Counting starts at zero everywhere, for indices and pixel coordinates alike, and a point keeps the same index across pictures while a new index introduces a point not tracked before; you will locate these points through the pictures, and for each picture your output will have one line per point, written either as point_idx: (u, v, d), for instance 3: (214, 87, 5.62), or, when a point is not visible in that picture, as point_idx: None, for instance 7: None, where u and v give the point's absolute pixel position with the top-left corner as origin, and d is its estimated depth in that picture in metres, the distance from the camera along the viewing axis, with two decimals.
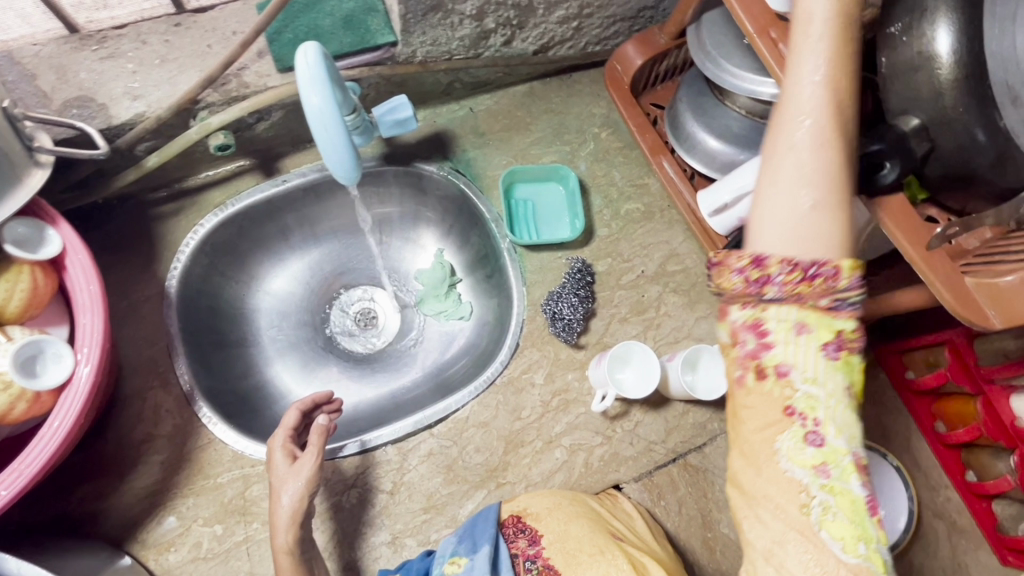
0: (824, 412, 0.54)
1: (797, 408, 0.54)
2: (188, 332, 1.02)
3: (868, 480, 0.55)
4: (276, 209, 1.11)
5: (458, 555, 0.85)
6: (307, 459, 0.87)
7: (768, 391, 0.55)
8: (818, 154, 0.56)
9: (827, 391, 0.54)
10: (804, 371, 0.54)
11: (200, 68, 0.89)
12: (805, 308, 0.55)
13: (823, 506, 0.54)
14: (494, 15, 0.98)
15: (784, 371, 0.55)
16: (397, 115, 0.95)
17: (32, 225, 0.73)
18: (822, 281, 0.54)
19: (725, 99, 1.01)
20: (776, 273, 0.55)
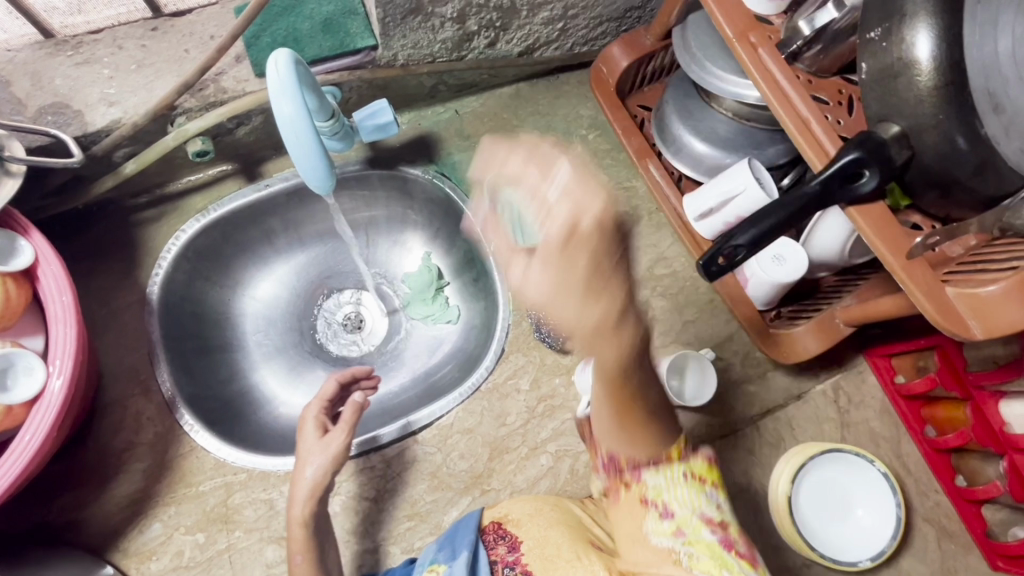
0: (668, 499, 0.78)
1: (650, 496, 0.79)
2: (170, 339, 1.01)
3: (720, 529, 0.78)
4: (259, 215, 1.10)
5: (437, 563, 0.85)
6: (335, 435, 0.89)
7: (631, 499, 0.80)
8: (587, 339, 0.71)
9: (670, 485, 0.79)
10: (653, 479, 0.79)
11: (177, 73, 0.88)
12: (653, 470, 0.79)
13: (688, 555, 0.76)
14: (477, 17, 0.96)
15: (636, 479, 0.80)
16: (377, 120, 0.93)
17: (5, 236, 0.73)
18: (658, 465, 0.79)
19: (711, 102, 1.00)
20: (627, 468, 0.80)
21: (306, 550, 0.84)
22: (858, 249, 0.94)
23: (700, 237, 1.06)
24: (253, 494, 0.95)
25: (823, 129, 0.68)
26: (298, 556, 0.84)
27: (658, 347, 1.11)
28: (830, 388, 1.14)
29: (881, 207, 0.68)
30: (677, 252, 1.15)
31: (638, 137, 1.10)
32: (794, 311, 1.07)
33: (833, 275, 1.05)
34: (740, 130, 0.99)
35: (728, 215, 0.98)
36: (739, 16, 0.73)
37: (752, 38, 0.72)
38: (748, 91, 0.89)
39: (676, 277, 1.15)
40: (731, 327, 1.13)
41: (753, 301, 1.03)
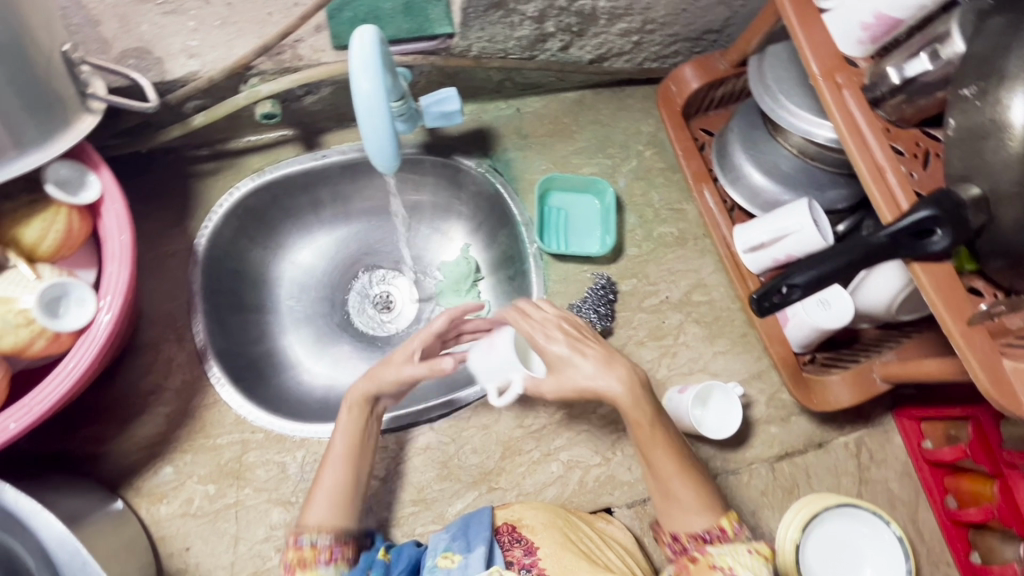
0: (732, 561, 0.80)
1: (717, 563, 0.81)
2: (210, 291, 1.03)
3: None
4: (311, 183, 1.12)
5: (451, 550, 0.85)
6: (410, 365, 0.92)
7: (700, 567, 0.81)
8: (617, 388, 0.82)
9: (734, 551, 0.81)
10: (718, 548, 0.82)
11: (259, 35, 0.90)
12: (710, 541, 0.83)
13: None
14: (556, 19, 0.96)
15: (702, 549, 0.83)
16: (443, 107, 0.94)
17: (75, 169, 0.74)
18: (715, 538, 0.83)
19: (777, 135, 0.98)
20: (687, 542, 0.85)
21: (355, 429, 0.92)
22: (907, 306, 0.91)
23: (745, 269, 1.04)
24: (268, 454, 0.97)
25: (897, 177, 0.67)
26: (341, 434, 0.91)
27: (685, 373, 1.10)
28: (853, 442, 1.11)
29: (947, 267, 0.66)
30: (717, 280, 1.14)
31: (698, 161, 1.10)
32: (831, 357, 1.05)
33: (874, 327, 1.04)
34: (803, 168, 0.98)
35: (777, 251, 0.97)
36: (828, 54, 0.71)
37: (837, 78, 0.71)
38: (818, 129, 0.88)
39: (713, 305, 1.13)
40: (761, 365, 1.12)
41: (790, 342, 1.02)
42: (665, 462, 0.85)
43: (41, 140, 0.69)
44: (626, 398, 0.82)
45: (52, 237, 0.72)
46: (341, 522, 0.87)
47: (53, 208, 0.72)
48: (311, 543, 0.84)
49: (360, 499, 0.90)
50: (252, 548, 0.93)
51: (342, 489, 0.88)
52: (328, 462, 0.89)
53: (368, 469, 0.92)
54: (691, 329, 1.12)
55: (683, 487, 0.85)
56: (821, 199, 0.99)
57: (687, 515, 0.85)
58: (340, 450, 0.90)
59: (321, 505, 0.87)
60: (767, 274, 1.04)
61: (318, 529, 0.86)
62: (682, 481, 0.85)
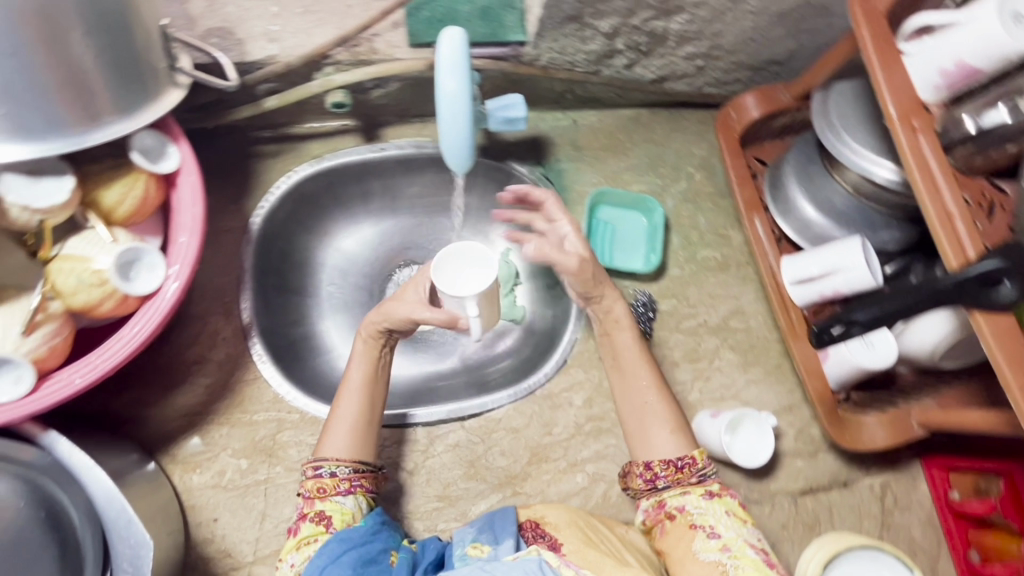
0: (713, 521, 0.85)
1: (697, 522, 0.85)
2: (258, 269, 1.05)
3: (763, 550, 0.82)
4: (366, 174, 1.14)
5: (479, 542, 0.86)
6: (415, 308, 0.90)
7: (678, 525, 0.86)
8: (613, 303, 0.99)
9: (714, 512, 0.86)
10: (697, 507, 0.86)
11: (338, 26, 0.92)
12: (685, 485, 0.88)
13: (734, 565, 0.79)
14: (627, 37, 0.98)
15: (681, 509, 0.87)
16: (508, 113, 0.95)
17: (158, 139, 0.76)
18: (687, 468, 0.89)
19: (833, 171, 0.98)
20: (660, 470, 0.89)
21: (370, 360, 0.93)
22: (951, 353, 0.92)
23: (789, 300, 1.04)
24: (301, 436, 0.98)
25: (966, 226, 0.67)
26: (357, 363, 0.93)
27: (716, 398, 1.10)
28: (878, 485, 1.11)
29: (1012, 319, 0.65)
30: (756, 308, 1.15)
31: (750, 190, 1.10)
32: (865, 398, 1.04)
33: (910, 372, 1.04)
34: (857, 206, 0.98)
35: (825, 286, 0.97)
36: (906, 97, 0.72)
37: (913, 121, 0.71)
38: (877, 168, 0.89)
39: (750, 333, 1.13)
40: (793, 397, 1.12)
41: (828, 378, 1.01)
42: (643, 377, 0.95)
43: (132, 108, 0.71)
44: (621, 312, 0.98)
45: (129, 203, 0.74)
46: (358, 452, 0.88)
47: (133, 175, 0.74)
48: (331, 473, 0.85)
49: (376, 430, 0.91)
50: (278, 526, 0.94)
51: (357, 420, 0.89)
52: (346, 391, 0.91)
53: (381, 401, 0.93)
54: (726, 355, 1.12)
55: (659, 403, 0.93)
56: (872, 239, 1.00)
57: (662, 438, 0.91)
58: (356, 380, 0.92)
59: (339, 437, 0.88)
60: (811, 308, 1.04)
61: (337, 458, 0.87)
62: (658, 397, 0.94)
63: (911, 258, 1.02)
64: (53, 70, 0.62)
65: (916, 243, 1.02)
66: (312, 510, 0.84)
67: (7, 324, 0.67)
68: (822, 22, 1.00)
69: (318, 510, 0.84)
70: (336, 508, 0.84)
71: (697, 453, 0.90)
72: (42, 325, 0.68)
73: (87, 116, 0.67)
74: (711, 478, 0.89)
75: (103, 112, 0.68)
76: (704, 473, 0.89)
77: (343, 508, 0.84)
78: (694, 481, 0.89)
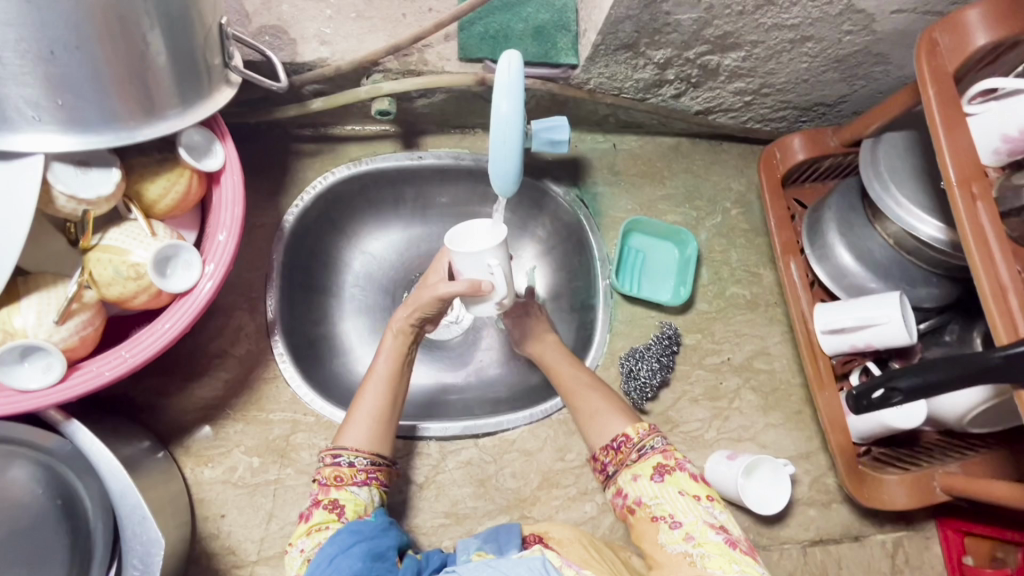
0: (672, 508, 0.81)
1: (657, 513, 0.82)
2: (286, 268, 1.05)
3: (725, 529, 0.79)
4: (400, 180, 1.13)
5: (484, 550, 0.84)
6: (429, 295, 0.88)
7: (641, 519, 0.83)
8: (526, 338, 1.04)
9: (668, 496, 0.82)
10: (652, 496, 0.83)
11: (390, 34, 0.92)
12: (630, 467, 0.86)
13: (701, 555, 0.77)
14: (678, 69, 0.96)
15: (637, 500, 0.84)
16: (553, 135, 0.94)
17: (206, 136, 0.76)
18: (623, 447, 0.88)
19: (875, 222, 0.96)
20: (606, 458, 0.89)
21: (397, 356, 0.93)
22: (979, 419, 0.90)
23: (818, 348, 1.02)
24: (314, 439, 0.98)
25: (1019, 300, 0.65)
26: (383, 357, 0.93)
27: (733, 439, 1.08)
28: (891, 542, 1.08)
29: None
30: (782, 351, 1.13)
31: (789, 233, 1.08)
32: (887, 454, 1.02)
33: (935, 432, 1.02)
34: (897, 260, 0.96)
35: (857, 338, 0.97)
36: (968, 161, 0.70)
37: (973, 188, 0.69)
38: (921, 225, 0.86)
39: (773, 376, 1.12)
40: (812, 445, 1.10)
41: (851, 430, 1.00)
42: (565, 370, 0.99)
43: (184, 105, 0.72)
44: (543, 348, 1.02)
45: (171, 197, 0.74)
46: (377, 445, 0.88)
47: (178, 170, 0.74)
48: (350, 463, 0.86)
49: (395, 425, 0.91)
50: (284, 528, 0.94)
51: (380, 413, 0.89)
52: (369, 384, 0.92)
53: (403, 397, 0.94)
54: (747, 396, 1.10)
55: (598, 396, 0.95)
56: (910, 294, 0.98)
57: (607, 426, 0.91)
58: (381, 374, 0.92)
59: (360, 429, 0.88)
60: (840, 358, 1.03)
61: (356, 449, 0.87)
62: (585, 389, 0.96)
63: (950, 315, 1.01)
64: (115, 65, 0.62)
65: (955, 302, 1.01)
66: (327, 498, 0.83)
67: (42, 310, 0.67)
68: (878, 70, 0.98)
69: (332, 499, 0.83)
70: (350, 498, 0.84)
71: (631, 430, 0.89)
72: (76, 313, 0.68)
73: (140, 111, 0.68)
74: (654, 450, 0.87)
75: (156, 107, 0.69)
76: (644, 446, 0.87)
77: (357, 499, 0.84)
78: (638, 458, 0.86)
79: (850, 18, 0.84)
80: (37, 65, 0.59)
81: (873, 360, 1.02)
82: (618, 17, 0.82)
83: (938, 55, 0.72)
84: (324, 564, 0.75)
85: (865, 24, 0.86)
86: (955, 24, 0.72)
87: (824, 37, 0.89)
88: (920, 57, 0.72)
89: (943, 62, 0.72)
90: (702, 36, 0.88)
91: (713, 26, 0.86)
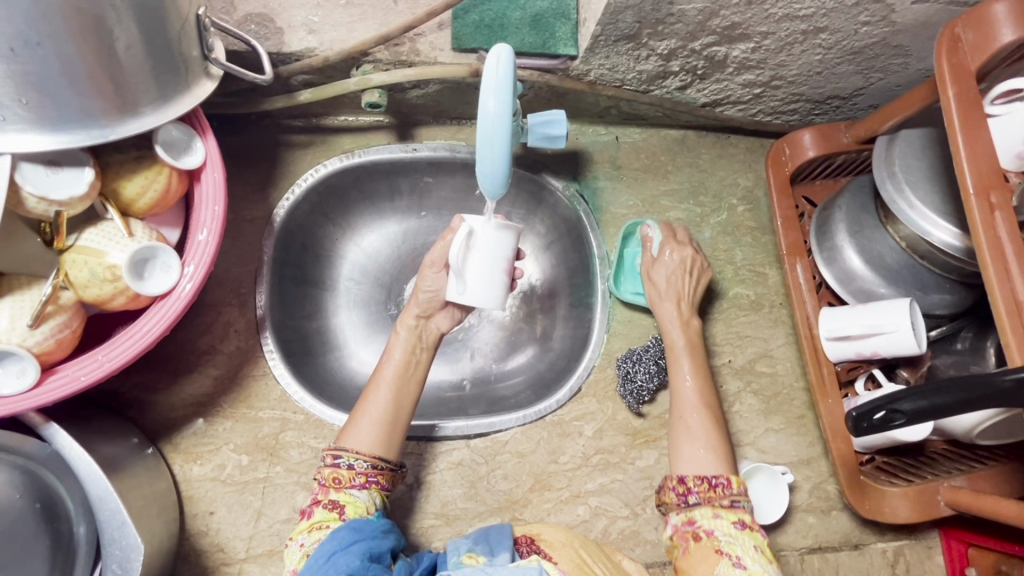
0: (740, 551, 0.77)
1: (724, 549, 0.77)
2: (277, 263, 1.03)
3: None
4: (394, 172, 1.10)
5: (475, 552, 0.82)
6: (431, 270, 0.92)
7: (703, 548, 0.78)
8: (671, 320, 0.98)
9: (743, 543, 0.78)
10: (726, 534, 0.79)
11: (381, 22, 0.88)
12: (717, 506, 0.81)
13: None
14: (683, 60, 0.92)
15: (709, 532, 0.79)
16: (550, 130, 0.91)
17: (186, 132, 0.74)
18: (722, 487, 0.82)
19: (887, 224, 0.91)
20: (693, 485, 0.83)
21: (405, 354, 0.91)
22: (990, 432, 0.86)
23: (822, 355, 0.99)
24: (304, 437, 0.97)
25: None
26: (396, 353, 0.91)
27: (733, 443, 1.05)
28: (891, 550, 1.04)
29: None
30: (785, 354, 1.09)
31: (796, 233, 1.04)
32: (890, 464, 0.98)
33: (942, 441, 0.98)
34: (908, 264, 0.92)
35: (864, 346, 0.93)
36: (987, 169, 0.66)
37: (992, 197, 0.65)
38: (935, 230, 0.81)
39: (775, 379, 1.08)
40: (813, 451, 1.06)
41: (853, 440, 0.97)
42: (690, 381, 0.94)
43: (162, 101, 0.69)
44: (677, 323, 0.98)
45: (150, 195, 0.72)
46: (379, 449, 0.84)
47: (156, 168, 0.72)
48: (349, 464, 0.82)
49: (402, 430, 0.87)
50: (272, 526, 0.93)
51: (385, 415, 0.86)
52: (376, 384, 0.88)
53: (413, 402, 0.89)
54: (748, 400, 1.07)
55: (701, 425, 0.89)
56: (921, 301, 0.94)
57: (698, 454, 0.86)
58: (389, 373, 0.89)
59: (364, 430, 0.84)
60: (845, 365, 1.00)
61: (357, 450, 0.83)
62: (698, 416, 0.90)
63: (963, 322, 0.97)
64: (83, 61, 0.59)
65: (968, 309, 0.97)
66: (326, 498, 0.80)
67: (15, 314, 0.66)
68: (896, 63, 0.93)
69: (332, 498, 0.80)
70: (350, 502, 0.80)
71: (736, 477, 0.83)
72: (52, 316, 0.67)
73: (114, 108, 0.65)
74: (744, 505, 0.82)
75: (130, 104, 0.66)
76: (736, 497, 0.82)
77: (356, 501, 0.81)
78: (727, 505, 0.81)
79: (867, 8, 0.79)
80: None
81: (879, 368, 0.98)
82: (618, 6, 0.78)
83: (960, 52, 0.68)
84: (321, 561, 0.72)
85: (882, 15, 0.81)
86: (979, 19, 0.67)
87: (838, 28, 0.84)
88: (940, 53, 0.68)
89: (964, 60, 0.67)
90: (708, 27, 0.83)
91: (720, 17, 0.81)
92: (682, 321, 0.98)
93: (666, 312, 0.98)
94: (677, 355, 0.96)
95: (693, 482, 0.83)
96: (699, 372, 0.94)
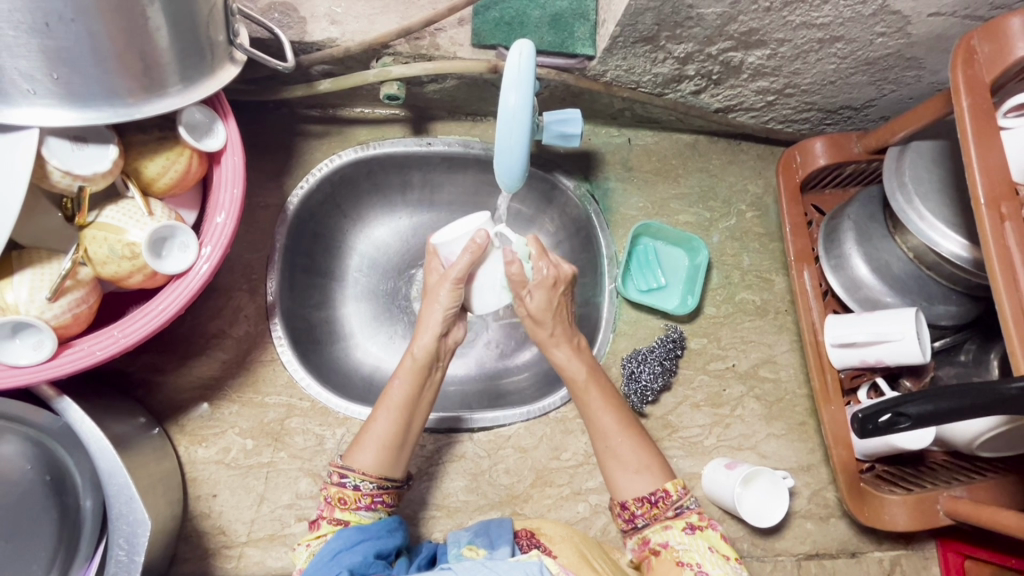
0: (699, 558, 0.78)
1: (683, 558, 0.78)
2: (288, 251, 1.03)
3: None
4: (407, 165, 1.11)
5: (475, 544, 0.82)
6: (445, 287, 0.85)
7: (664, 561, 0.79)
8: (569, 363, 0.89)
9: (698, 548, 0.79)
10: (681, 543, 0.80)
11: (402, 15, 0.90)
12: (664, 520, 0.82)
13: None
14: (699, 64, 0.93)
15: (664, 543, 0.80)
16: (565, 128, 0.92)
17: (208, 115, 0.75)
18: (662, 502, 0.82)
19: (896, 234, 0.93)
20: (636, 509, 0.82)
21: (414, 379, 0.85)
22: (991, 443, 0.87)
23: (826, 361, 0.99)
24: (309, 424, 0.98)
25: None
26: (401, 379, 0.85)
27: (734, 447, 1.06)
28: (888, 560, 1.05)
29: None
30: (789, 360, 1.10)
31: (804, 240, 1.04)
32: (890, 472, 0.99)
33: (942, 452, 1.00)
34: (915, 274, 0.93)
35: (868, 353, 0.94)
36: (998, 178, 0.66)
37: (1003, 208, 0.65)
38: (943, 240, 0.82)
39: (778, 384, 1.09)
40: (813, 458, 1.07)
41: (853, 447, 0.97)
42: (607, 414, 0.87)
43: (186, 82, 0.70)
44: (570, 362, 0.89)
45: (170, 175, 0.73)
46: (386, 469, 0.82)
47: (178, 149, 0.73)
48: (355, 485, 0.80)
49: (408, 450, 0.85)
50: (274, 511, 0.94)
51: (391, 439, 0.83)
52: (384, 406, 0.84)
53: (420, 423, 0.87)
54: (750, 405, 1.08)
55: (632, 448, 0.85)
56: (926, 311, 0.95)
57: (638, 475, 0.84)
58: (395, 400, 0.85)
59: (369, 450, 0.82)
60: (849, 372, 1.01)
61: (363, 471, 0.81)
62: (623, 440, 0.86)
63: (967, 334, 0.98)
64: (112, 41, 0.60)
65: (973, 321, 0.97)
66: (331, 515, 0.80)
67: (35, 287, 0.67)
68: (909, 75, 0.94)
69: (337, 516, 0.80)
70: (355, 521, 0.80)
71: (669, 484, 0.83)
72: (70, 291, 0.68)
73: (140, 88, 0.66)
74: (692, 505, 0.82)
75: (157, 85, 0.67)
76: (681, 505, 0.82)
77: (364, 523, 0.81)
78: (671, 515, 0.82)
79: (884, 19, 0.80)
80: (33, 37, 0.57)
81: (881, 376, 1.00)
82: (639, 8, 0.79)
83: (975, 64, 0.69)
84: (326, 559, 0.73)
85: (898, 26, 0.82)
86: (994, 32, 0.68)
87: (854, 38, 0.85)
88: (956, 65, 0.69)
89: (979, 72, 0.69)
90: (726, 32, 0.84)
91: (738, 22, 0.82)
92: (574, 348, 0.90)
93: (559, 353, 0.89)
94: (583, 393, 0.88)
95: (634, 506, 0.82)
96: (610, 403, 0.87)
